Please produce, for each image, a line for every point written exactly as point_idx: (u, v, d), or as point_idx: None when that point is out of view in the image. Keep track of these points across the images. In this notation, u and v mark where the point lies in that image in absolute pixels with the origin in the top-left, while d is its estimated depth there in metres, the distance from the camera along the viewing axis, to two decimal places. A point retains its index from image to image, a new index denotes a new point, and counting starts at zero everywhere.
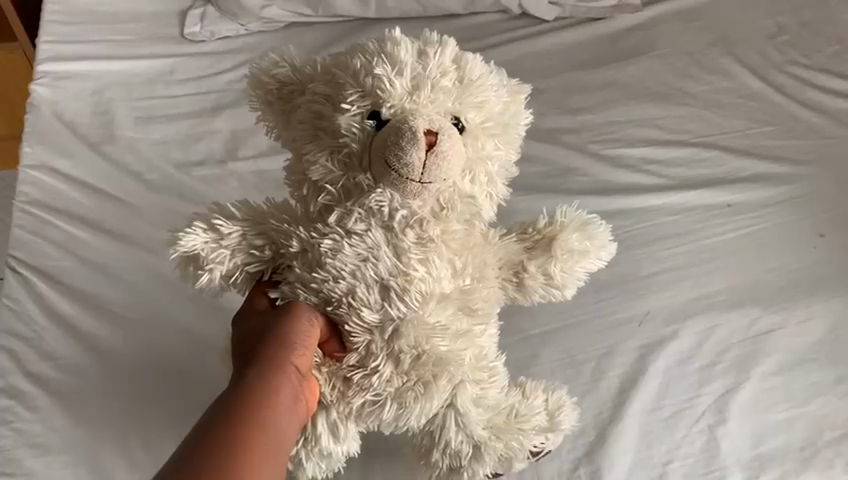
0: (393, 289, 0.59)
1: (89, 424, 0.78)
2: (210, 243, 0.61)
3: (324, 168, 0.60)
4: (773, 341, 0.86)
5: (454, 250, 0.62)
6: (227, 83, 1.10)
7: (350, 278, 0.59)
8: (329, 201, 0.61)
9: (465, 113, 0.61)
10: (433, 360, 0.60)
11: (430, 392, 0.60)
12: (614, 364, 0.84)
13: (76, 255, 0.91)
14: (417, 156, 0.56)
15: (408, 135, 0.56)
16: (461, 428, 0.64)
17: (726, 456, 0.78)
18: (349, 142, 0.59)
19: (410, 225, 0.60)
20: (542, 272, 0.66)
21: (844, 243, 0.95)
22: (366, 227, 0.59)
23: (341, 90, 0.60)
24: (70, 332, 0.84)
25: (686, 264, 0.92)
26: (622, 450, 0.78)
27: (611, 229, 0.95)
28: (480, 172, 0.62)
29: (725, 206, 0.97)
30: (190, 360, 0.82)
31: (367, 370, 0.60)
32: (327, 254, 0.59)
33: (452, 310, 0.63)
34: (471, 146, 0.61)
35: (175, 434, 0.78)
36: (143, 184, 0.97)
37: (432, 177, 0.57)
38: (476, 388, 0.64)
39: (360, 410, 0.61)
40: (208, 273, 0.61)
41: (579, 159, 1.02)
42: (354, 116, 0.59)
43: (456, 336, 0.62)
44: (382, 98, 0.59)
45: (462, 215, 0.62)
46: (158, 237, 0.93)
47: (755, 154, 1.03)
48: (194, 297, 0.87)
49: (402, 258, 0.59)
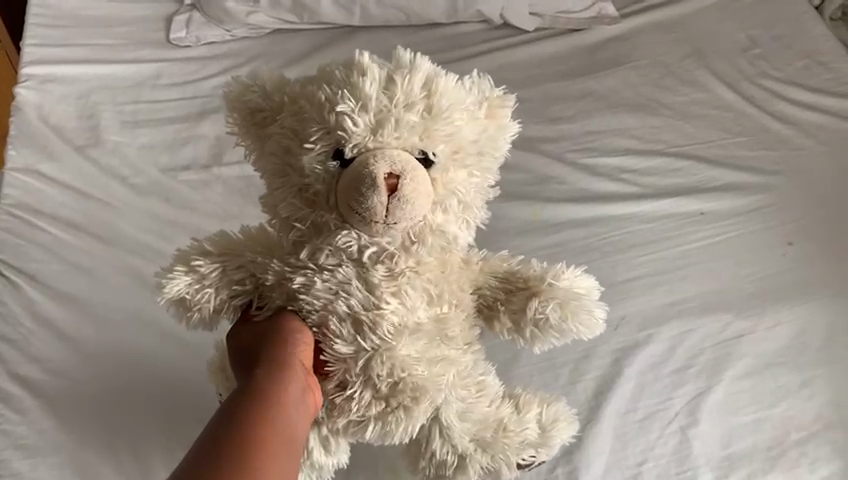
0: (366, 325, 0.59)
1: (75, 427, 0.79)
2: (192, 285, 0.61)
3: (292, 206, 0.61)
4: (742, 346, 0.89)
5: (429, 278, 0.61)
6: (212, 88, 1.11)
7: (322, 311, 0.59)
8: (300, 236, 0.61)
9: (433, 146, 0.58)
10: (410, 388, 0.58)
11: (412, 415, 0.59)
12: (591, 367, 0.86)
13: (61, 257, 0.91)
14: (379, 203, 0.55)
15: (368, 182, 0.55)
16: (444, 440, 0.63)
17: (697, 456, 0.81)
18: (314, 182, 0.59)
19: (380, 260, 0.60)
20: (513, 321, 0.66)
21: (811, 251, 0.98)
22: (336, 262, 0.60)
23: (306, 125, 0.59)
24: (56, 335, 0.85)
25: (661, 270, 0.95)
26: (597, 450, 0.80)
27: (588, 237, 0.98)
28: (452, 202, 0.61)
29: (698, 214, 1.01)
30: (175, 364, 0.83)
31: (346, 393, 0.59)
32: (301, 289, 0.60)
33: (429, 339, 0.61)
34: (441, 178, 0.59)
35: (162, 438, 0.79)
36: (129, 188, 0.99)
37: (398, 219, 0.56)
38: (460, 403, 0.63)
39: (345, 428, 0.61)
40: (197, 312, 0.62)
41: (557, 167, 1.05)
42: (318, 155, 0.58)
43: (433, 362, 0.60)
44: (345, 137, 0.57)
45: (434, 247, 0.61)
46: (143, 240, 0.93)
47: (728, 164, 1.06)
48: None
49: (374, 291, 0.59)
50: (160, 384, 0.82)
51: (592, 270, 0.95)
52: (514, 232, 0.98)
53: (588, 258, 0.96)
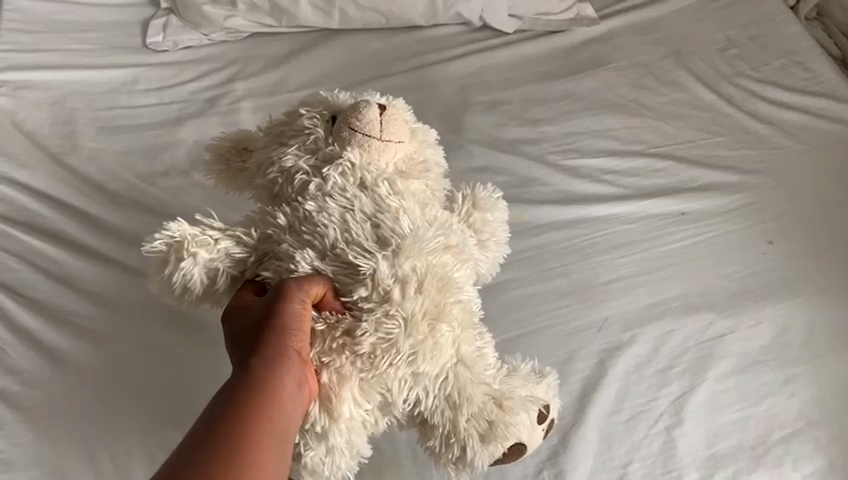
0: (385, 225, 0.59)
1: (55, 436, 0.77)
2: (194, 230, 0.61)
3: (294, 155, 0.63)
4: (725, 344, 0.90)
5: (424, 202, 0.63)
6: (190, 93, 1.10)
7: (339, 225, 0.59)
8: (305, 177, 0.61)
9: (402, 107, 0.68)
10: (436, 283, 0.58)
11: (440, 327, 0.57)
12: (576, 369, 0.86)
13: (38, 267, 0.90)
14: (375, 113, 0.61)
15: (362, 104, 0.62)
16: (475, 381, 0.59)
17: (683, 456, 0.81)
18: (312, 131, 0.63)
19: (383, 179, 0.61)
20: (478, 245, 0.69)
21: (791, 250, 0.98)
22: (343, 186, 0.60)
23: (293, 111, 0.66)
24: (35, 346, 0.83)
25: (644, 270, 0.96)
26: (584, 452, 0.80)
27: (571, 237, 0.98)
28: (428, 150, 0.67)
29: (679, 214, 1.01)
30: (158, 373, 0.82)
31: (371, 303, 0.56)
32: (316, 211, 0.59)
33: (441, 242, 0.61)
34: (415, 128, 0.67)
35: (146, 448, 0.77)
36: (106, 195, 0.97)
37: (392, 134, 0.62)
38: (475, 344, 0.61)
39: (372, 358, 0.56)
40: (191, 257, 0.59)
41: (539, 169, 1.05)
42: (311, 116, 0.64)
43: (449, 266, 0.60)
44: (332, 105, 0.66)
45: (422, 179, 0.65)
46: (122, 247, 0.92)
47: (709, 164, 1.07)
48: (163, 311, 0.87)
49: (384, 201, 0.60)
50: (142, 392, 0.81)
51: (576, 272, 0.95)
52: None
53: (571, 259, 0.96)
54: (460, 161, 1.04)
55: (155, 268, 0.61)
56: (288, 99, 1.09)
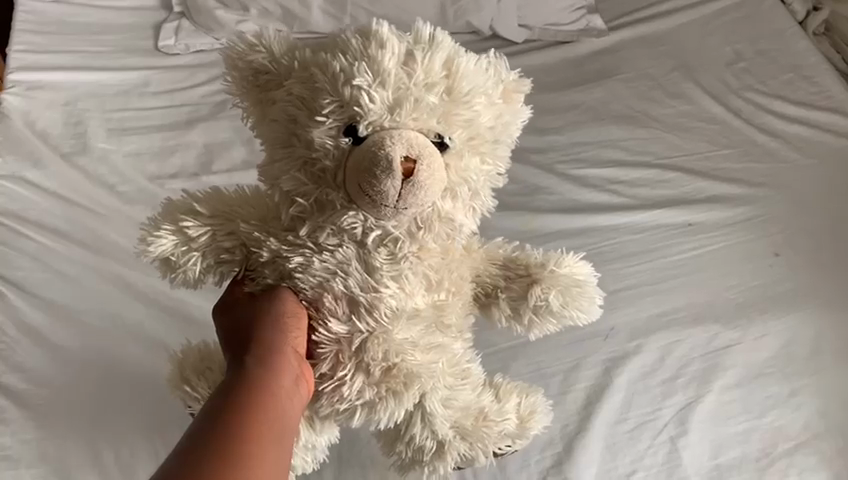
0: (363, 306, 0.57)
1: (62, 434, 0.78)
2: (179, 246, 0.59)
3: (294, 180, 0.57)
4: (730, 356, 0.90)
5: (431, 265, 0.59)
6: (201, 97, 1.11)
7: (317, 289, 0.57)
8: (301, 212, 0.57)
9: (451, 131, 0.55)
10: (405, 375, 0.56)
11: (401, 402, 0.57)
12: (581, 377, 0.86)
13: (47, 266, 0.90)
14: (392, 189, 0.52)
15: (383, 165, 0.51)
16: (427, 424, 0.60)
17: (687, 466, 0.81)
18: (322, 157, 0.55)
19: (382, 244, 0.56)
20: (512, 307, 0.65)
21: (797, 263, 0.98)
22: (337, 242, 0.56)
23: (316, 96, 0.55)
24: (42, 345, 0.83)
25: (651, 281, 0.96)
26: (588, 460, 0.80)
27: (577, 246, 0.98)
28: (463, 190, 0.57)
29: (686, 225, 1.01)
30: (162, 373, 0.83)
31: (336, 380, 0.57)
32: (296, 269, 0.57)
33: (422, 326, 0.59)
34: (454, 165, 0.56)
35: (149, 447, 0.78)
36: (116, 195, 0.97)
37: (408, 204, 0.53)
38: (445, 390, 0.60)
39: (328, 412, 0.59)
40: (180, 274, 0.60)
41: (546, 179, 1.05)
42: (329, 129, 0.55)
43: (428, 348, 0.59)
44: (360, 113, 0.54)
45: (439, 235, 0.58)
46: (131, 248, 0.93)
47: (717, 176, 1.07)
48: (169, 311, 0.88)
49: (373, 275, 0.57)
50: (148, 391, 0.81)
51: None
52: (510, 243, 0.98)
53: None
54: None
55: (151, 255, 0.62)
56: None
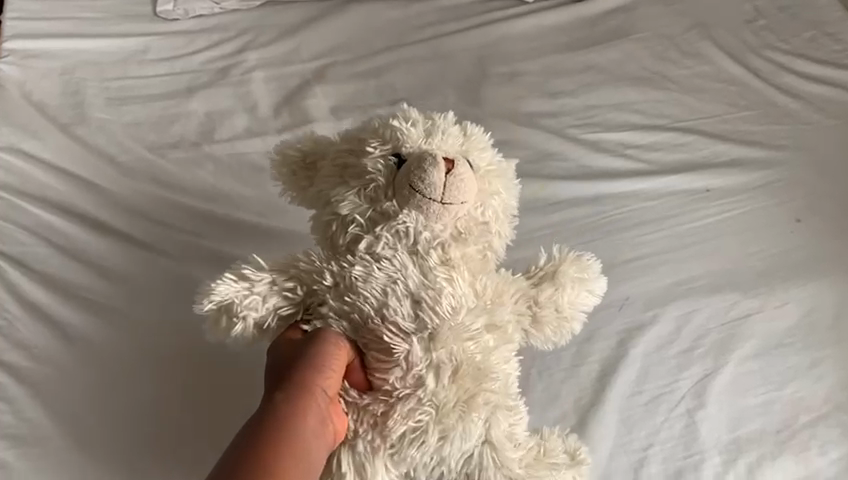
0: (425, 302, 0.58)
1: (70, 429, 0.75)
2: (242, 290, 0.58)
3: (352, 202, 0.61)
4: (750, 325, 0.87)
5: (474, 274, 0.62)
6: (202, 65, 1.08)
7: (380, 296, 0.58)
8: (358, 231, 0.60)
9: (473, 155, 0.64)
10: (472, 372, 0.59)
11: (470, 414, 0.58)
12: (595, 349, 0.84)
13: (48, 240, 0.88)
14: (439, 177, 0.58)
15: (429, 160, 0.59)
16: (496, 463, 0.62)
17: (705, 439, 0.79)
18: (375, 178, 0.61)
19: (433, 247, 0.60)
20: (554, 305, 0.66)
21: (820, 228, 0.95)
22: (393, 252, 0.59)
23: (362, 143, 0.64)
24: (46, 322, 0.82)
25: (666, 249, 0.93)
26: (602, 434, 0.78)
27: (590, 213, 0.95)
28: (493, 204, 0.63)
29: (703, 191, 0.98)
30: (165, 349, 0.81)
31: (407, 389, 0.57)
32: (359, 280, 0.58)
33: (482, 322, 0.61)
34: (484, 181, 0.63)
35: (155, 427, 0.76)
36: (116, 167, 0.95)
37: (456, 198, 0.59)
38: (508, 421, 0.63)
39: (399, 444, 0.57)
40: (241, 321, 0.58)
41: (559, 142, 1.01)
42: (377, 157, 0.62)
43: (487, 351, 0.61)
44: (402, 141, 0.63)
45: (477, 240, 0.63)
46: (131, 220, 0.90)
47: (736, 139, 1.03)
48: (171, 284, 0.85)
49: (429, 275, 0.59)
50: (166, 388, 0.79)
51: (595, 250, 0.92)
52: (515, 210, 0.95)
53: (593, 237, 0.93)
54: None
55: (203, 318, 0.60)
56: (301, 71, 1.08)
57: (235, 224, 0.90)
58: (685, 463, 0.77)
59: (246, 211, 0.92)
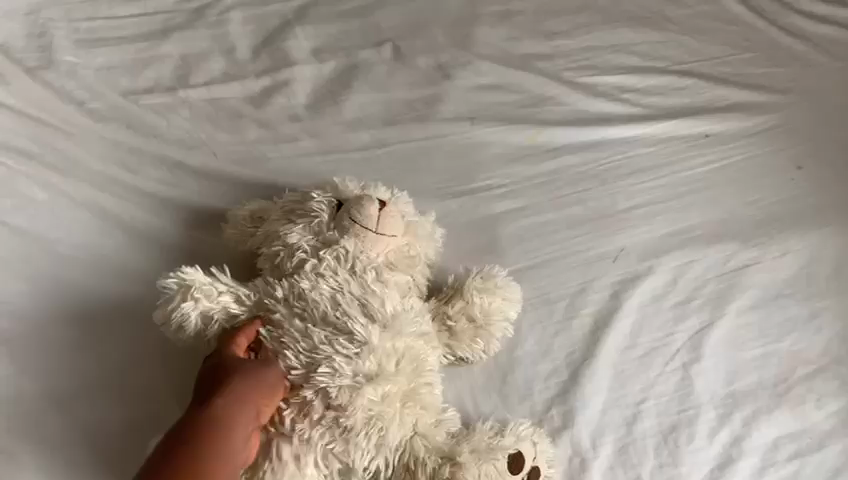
0: (369, 309, 0.66)
1: (47, 387, 0.73)
2: (206, 282, 0.68)
3: (299, 233, 0.71)
4: (748, 276, 0.84)
5: (406, 295, 0.71)
6: (175, 3, 1.01)
7: (326, 304, 0.66)
8: (304, 256, 0.69)
9: (401, 200, 0.75)
10: (410, 367, 0.66)
11: (405, 408, 0.65)
12: (588, 302, 0.81)
13: (14, 189, 0.83)
14: (372, 208, 0.69)
15: (366, 198, 0.70)
16: (430, 449, 0.66)
17: (700, 394, 0.77)
18: (319, 214, 0.71)
19: (370, 268, 0.68)
20: (466, 315, 0.73)
21: (822, 176, 0.92)
22: (334, 271, 0.68)
23: (303, 197, 0.75)
24: (17, 275, 0.78)
25: (663, 198, 0.89)
26: (594, 389, 0.76)
27: (584, 161, 0.92)
28: (418, 243, 0.74)
29: (703, 137, 0.94)
30: (142, 305, 0.78)
31: (355, 381, 0.62)
32: (308, 290, 0.67)
33: (417, 329, 0.68)
34: (414, 221, 0.74)
35: (134, 385, 0.74)
36: (86, 113, 0.90)
37: (387, 229, 0.70)
38: (435, 418, 0.68)
39: (346, 434, 0.62)
40: (194, 301, 0.67)
41: (554, 86, 0.97)
42: (321, 200, 0.72)
43: (418, 350, 0.67)
44: (342, 193, 0.74)
45: (406, 269, 0.72)
46: (104, 170, 0.86)
47: (737, 82, 0.99)
48: (148, 238, 0.82)
49: (369, 289, 0.67)
50: (168, 365, 0.75)
51: (589, 199, 0.89)
52: (505, 158, 0.91)
53: (588, 186, 0.90)
54: (468, 80, 0.97)
55: (158, 315, 0.69)
56: (280, 10, 1.01)
57: (215, 175, 0.87)
58: (679, 418, 0.75)
59: (225, 160, 0.88)
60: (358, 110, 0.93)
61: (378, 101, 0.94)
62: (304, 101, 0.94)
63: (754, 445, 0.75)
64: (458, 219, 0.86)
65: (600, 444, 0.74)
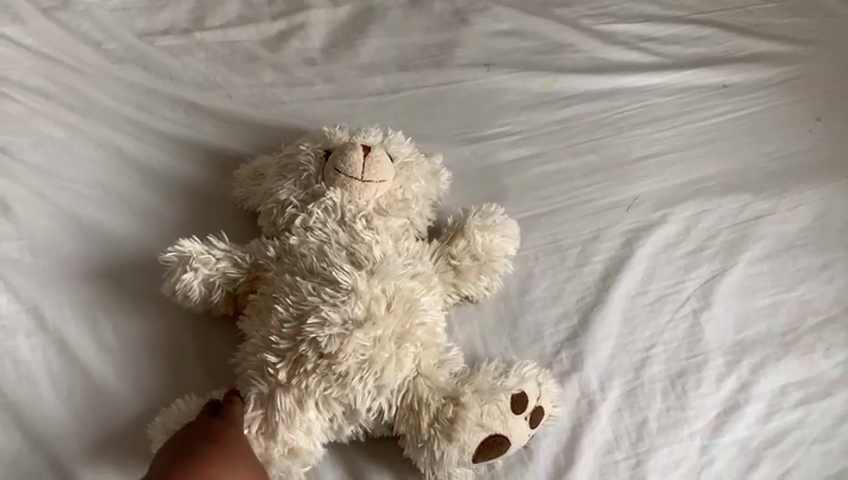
0: (358, 255, 0.66)
1: (62, 316, 0.72)
2: (201, 252, 0.70)
3: (289, 190, 0.72)
4: (761, 227, 0.84)
5: (400, 239, 0.71)
6: None
7: (314, 255, 0.67)
8: (294, 211, 0.71)
9: (394, 148, 0.76)
10: (404, 306, 0.65)
11: (403, 349, 0.64)
12: (600, 249, 0.82)
13: (33, 128, 0.83)
14: (357, 156, 0.70)
15: (349, 147, 0.71)
16: (433, 389, 0.65)
17: (708, 341, 0.77)
18: (307, 167, 0.72)
19: (358, 217, 0.69)
20: (468, 252, 0.74)
21: (840, 127, 0.91)
22: (324, 223, 0.69)
23: (293, 150, 0.76)
24: (36, 209, 0.78)
25: (678, 147, 0.89)
26: (603, 334, 0.76)
27: (600, 109, 0.91)
28: (412, 188, 0.74)
29: (721, 87, 0.93)
30: (155, 241, 0.77)
31: (344, 325, 0.62)
32: (298, 245, 0.68)
33: (410, 272, 0.68)
34: (406, 168, 0.75)
35: (146, 316, 0.73)
36: (102, 54, 0.90)
37: (372, 176, 0.70)
38: (438, 358, 0.67)
39: (344, 379, 0.62)
40: (192, 271, 0.69)
41: (571, 34, 0.96)
42: (309, 153, 0.74)
43: (416, 291, 0.67)
44: (331, 141, 0.75)
45: (401, 214, 0.72)
46: (121, 110, 0.86)
47: (757, 33, 0.98)
48: (163, 176, 0.82)
49: (357, 237, 0.68)
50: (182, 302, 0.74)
51: (604, 148, 0.88)
52: (521, 105, 0.91)
53: (603, 134, 0.89)
54: (485, 27, 0.96)
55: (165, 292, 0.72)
56: None
57: (230, 116, 0.87)
58: (687, 364, 0.76)
59: (240, 102, 0.88)
60: (373, 55, 0.93)
61: (394, 46, 0.94)
62: (319, 46, 0.94)
63: (761, 392, 0.74)
64: (472, 165, 0.86)
65: (607, 388, 0.74)
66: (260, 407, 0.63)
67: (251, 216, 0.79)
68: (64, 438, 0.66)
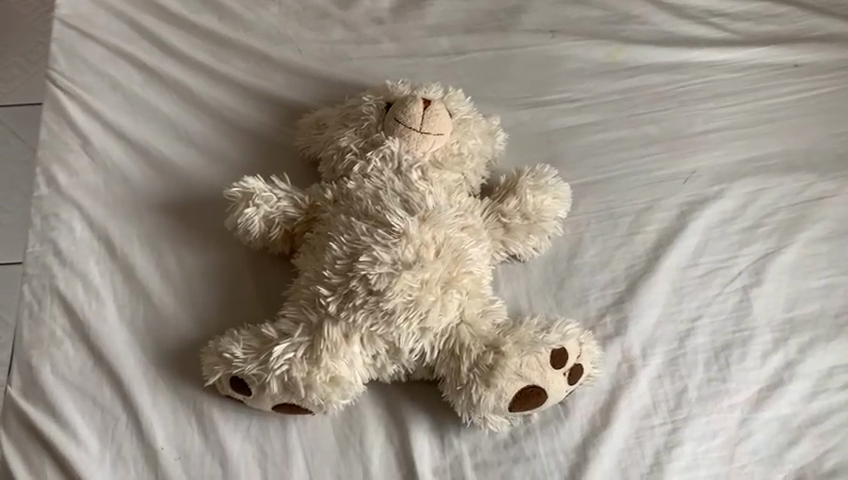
0: (411, 201, 0.68)
1: (129, 244, 0.76)
2: (264, 190, 0.73)
3: (349, 138, 0.75)
4: (823, 208, 0.82)
5: (452, 192, 0.72)
6: None
7: (369, 199, 0.69)
8: (353, 158, 0.73)
9: (453, 104, 0.77)
10: (452, 254, 0.67)
11: (448, 295, 0.66)
12: (654, 219, 0.81)
13: (114, 71, 0.88)
14: (416, 109, 0.72)
15: (410, 99, 0.73)
16: (475, 337, 0.67)
17: (757, 316, 0.76)
18: (368, 117, 0.75)
19: (414, 167, 0.71)
20: (519, 211, 0.75)
21: None
22: (381, 170, 0.71)
23: (356, 101, 0.78)
24: (112, 147, 0.82)
25: (742, 124, 0.88)
26: (650, 302, 0.76)
27: (664, 82, 0.90)
28: (468, 145, 0.76)
29: (791, 66, 0.91)
30: (218, 179, 0.81)
31: (393, 266, 0.64)
32: (355, 189, 0.71)
33: (460, 222, 0.70)
34: (464, 124, 0.76)
35: (205, 249, 0.77)
36: (182, 5, 0.94)
37: (430, 128, 0.72)
38: (481, 308, 0.69)
39: (390, 317, 0.64)
40: (254, 206, 0.72)
41: (641, 6, 0.96)
42: (370, 104, 0.76)
43: (465, 241, 0.68)
44: (392, 94, 0.77)
45: (454, 168, 0.74)
46: (196, 57, 0.89)
47: (834, 13, 0.95)
48: (230, 122, 0.85)
49: (412, 185, 0.70)
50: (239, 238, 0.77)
51: (666, 120, 0.88)
52: (584, 73, 0.91)
53: (665, 107, 0.89)
54: None
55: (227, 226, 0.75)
56: None
57: (297, 69, 0.89)
58: (733, 337, 0.75)
59: (309, 57, 0.91)
60: (440, 17, 0.94)
61: (461, 10, 0.95)
62: (387, 6, 0.95)
63: (808, 371, 0.74)
64: (530, 129, 0.86)
65: (651, 354, 0.74)
66: (309, 337, 0.66)
67: (313, 165, 0.82)
68: (126, 360, 0.70)
